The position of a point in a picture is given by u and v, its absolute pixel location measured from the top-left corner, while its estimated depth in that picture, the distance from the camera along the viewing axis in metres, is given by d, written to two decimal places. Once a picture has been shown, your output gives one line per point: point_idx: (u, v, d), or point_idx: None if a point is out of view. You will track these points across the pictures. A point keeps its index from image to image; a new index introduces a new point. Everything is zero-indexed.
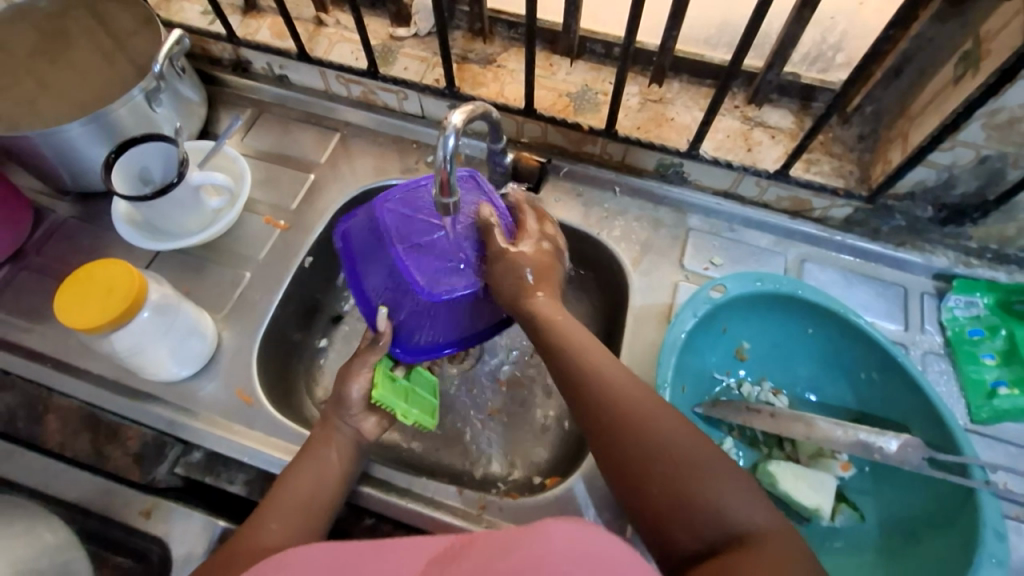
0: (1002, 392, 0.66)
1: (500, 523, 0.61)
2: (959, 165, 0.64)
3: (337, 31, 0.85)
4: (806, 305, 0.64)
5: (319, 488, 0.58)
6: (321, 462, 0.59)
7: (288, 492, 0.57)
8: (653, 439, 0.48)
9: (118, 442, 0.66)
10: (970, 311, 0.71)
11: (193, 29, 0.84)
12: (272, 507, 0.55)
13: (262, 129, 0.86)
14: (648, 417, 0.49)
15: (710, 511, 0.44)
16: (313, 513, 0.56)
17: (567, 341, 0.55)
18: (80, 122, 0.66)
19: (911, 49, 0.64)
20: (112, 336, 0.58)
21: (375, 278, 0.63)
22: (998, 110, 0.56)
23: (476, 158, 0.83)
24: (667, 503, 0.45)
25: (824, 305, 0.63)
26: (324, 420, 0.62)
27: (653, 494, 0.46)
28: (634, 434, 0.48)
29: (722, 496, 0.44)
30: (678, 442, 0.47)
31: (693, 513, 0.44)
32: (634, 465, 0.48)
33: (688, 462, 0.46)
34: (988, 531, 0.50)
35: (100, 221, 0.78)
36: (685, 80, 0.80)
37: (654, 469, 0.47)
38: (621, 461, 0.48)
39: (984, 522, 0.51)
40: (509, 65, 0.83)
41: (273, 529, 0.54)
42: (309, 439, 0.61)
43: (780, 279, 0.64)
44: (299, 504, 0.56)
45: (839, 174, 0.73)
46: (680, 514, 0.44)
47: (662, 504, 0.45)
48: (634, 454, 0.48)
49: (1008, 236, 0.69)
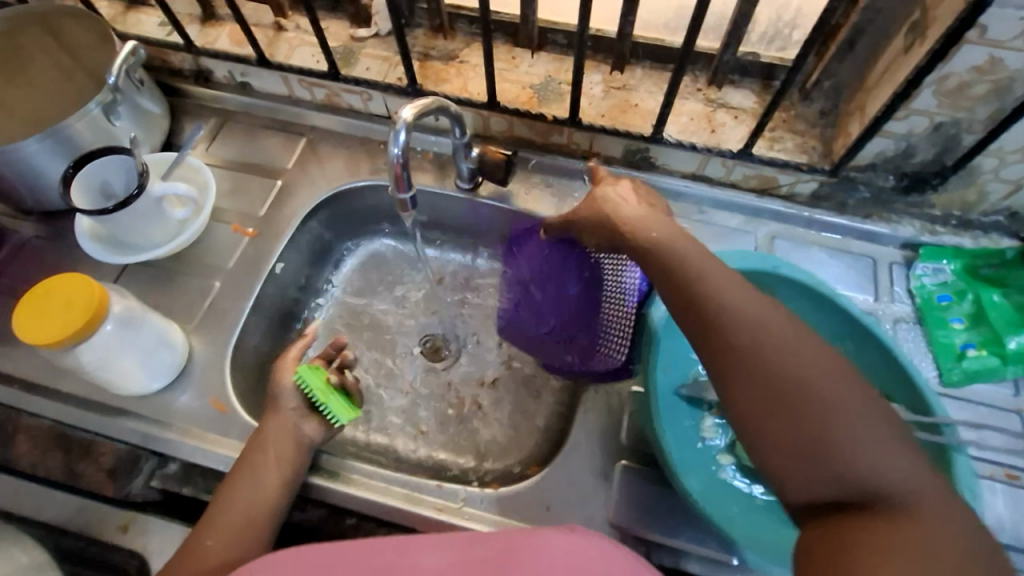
0: (971, 354, 0.67)
1: (480, 514, 0.61)
2: (915, 134, 0.64)
3: (297, 35, 0.84)
4: (784, 281, 0.65)
5: (262, 495, 0.57)
6: (260, 469, 0.58)
7: (235, 501, 0.56)
8: (783, 379, 0.41)
9: (90, 459, 0.66)
10: (938, 278, 0.72)
11: (151, 41, 0.84)
12: (215, 521, 0.54)
13: (227, 138, 0.85)
14: (785, 355, 0.41)
15: (842, 471, 0.38)
16: (259, 525, 0.55)
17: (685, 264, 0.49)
18: (34, 138, 0.65)
19: (862, 22, 0.65)
20: (76, 349, 0.58)
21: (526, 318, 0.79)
22: (946, 76, 0.57)
23: (445, 155, 0.83)
24: (795, 453, 0.39)
25: (800, 280, 0.64)
26: (275, 421, 0.61)
27: (776, 441, 0.40)
28: (768, 371, 0.41)
29: (864, 457, 0.38)
30: (816, 389, 0.40)
31: (824, 471, 0.38)
32: (759, 405, 0.41)
33: (827, 413, 0.39)
34: (963, 490, 0.51)
35: (65, 239, 0.77)
36: (647, 65, 0.80)
37: (785, 415, 0.40)
38: (750, 383, 0.42)
39: (958, 484, 0.51)
40: (472, 60, 0.83)
41: (209, 544, 0.53)
42: (257, 442, 0.60)
43: (757, 255, 0.65)
44: (244, 514, 0.55)
45: (802, 150, 0.74)
46: (809, 472, 0.39)
47: (783, 456, 0.40)
48: (755, 391, 0.41)
49: (970, 202, 0.70)
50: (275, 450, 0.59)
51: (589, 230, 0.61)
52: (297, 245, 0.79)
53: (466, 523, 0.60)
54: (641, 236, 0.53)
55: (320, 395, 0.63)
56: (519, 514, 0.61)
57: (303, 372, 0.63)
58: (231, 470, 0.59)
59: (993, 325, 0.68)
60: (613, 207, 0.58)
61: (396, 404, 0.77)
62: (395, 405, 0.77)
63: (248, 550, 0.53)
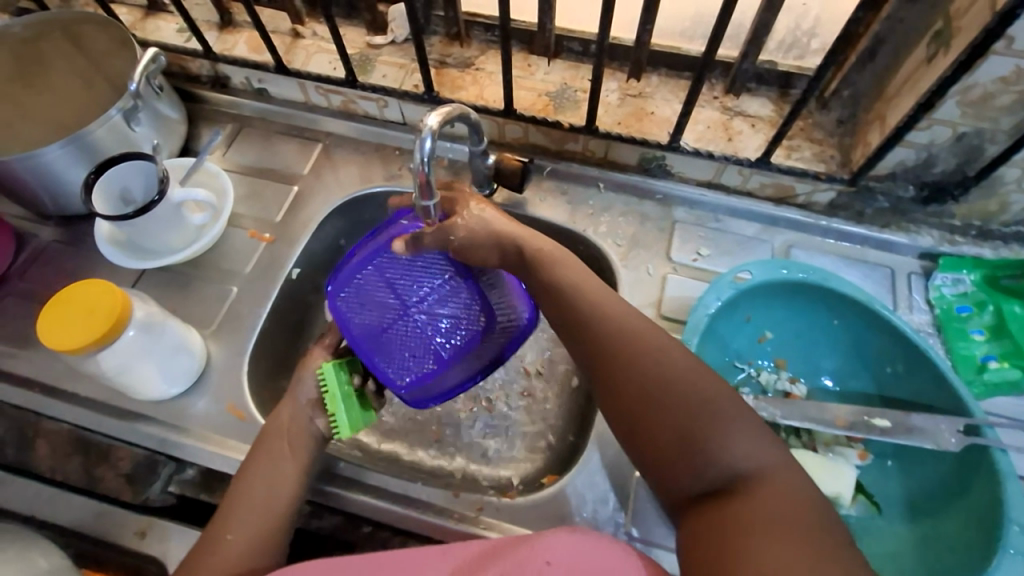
0: (992, 366, 0.67)
1: (496, 523, 0.61)
2: (937, 144, 0.64)
3: (314, 42, 0.85)
4: (835, 296, 0.64)
5: (277, 488, 0.57)
6: (275, 462, 0.58)
7: (251, 496, 0.56)
8: (648, 388, 0.47)
9: (109, 464, 0.68)
10: (957, 288, 0.71)
11: (170, 48, 0.84)
12: (233, 515, 0.55)
13: (244, 144, 0.85)
14: (644, 370, 0.48)
15: (706, 461, 0.43)
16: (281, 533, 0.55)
17: (571, 293, 0.55)
18: (57, 144, 0.66)
19: (883, 32, 0.64)
20: (98, 355, 0.58)
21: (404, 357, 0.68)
22: (971, 86, 0.57)
23: (459, 161, 0.83)
24: (667, 454, 0.45)
25: (851, 296, 0.63)
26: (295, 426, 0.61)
27: (653, 447, 0.46)
28: (632, 388, 0.48)
29: (723, 445, 0.44)
30: (676, 396, 0.46)
31: (691, 463, 0.44)
32: (633, 421, 0.47)
33: (688, 414, 0.45)
34: (1013, 526, 0.50)
35: (84, 244, 0.77)
36: (663, 73, 0.80)
37: (652, 423, 0.46)
38: (634, 395, 0.48)
39: (1009, 516, 0.50)
40: (488, 68, 0.83)
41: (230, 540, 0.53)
42: (268, 445, 0.59)
43: (807, 267, 0.64)
44: (260, 501, 0.56)
45: (820, 159, 0.73)
46: (682, 467, 0.44)
47: (663, 450, 0.45)
48: (625, 409, 0.48)
49: (990, 212, 0.70)
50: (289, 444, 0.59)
51: (485, 246, 0.61)
52: (312, 251, 0.80)
53: (484, 532, 0.60)
54: (530, 248, 0.59)
55: (331, 405, 0.62)
56: (536, 524, 0.60)
57: (330, 369, 0.63)
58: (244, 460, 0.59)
59: (1016, 337, 0.66)
60: (497, 221, 0.61)
61: (409, 411, 0.77)
62: (409, 411, 0.77)
63: (263, 551, 0.54)
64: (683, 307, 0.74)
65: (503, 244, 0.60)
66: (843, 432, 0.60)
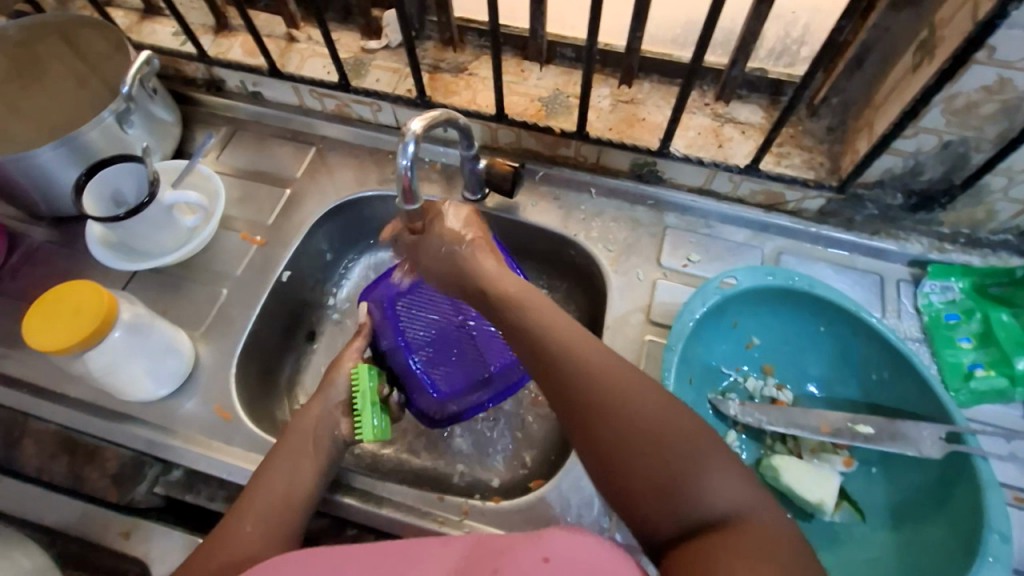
0: (979, 374, 0.67)
1: (479, 527, 0.61)
2: (923, 152, 0.64)
3: (309, 46, 0.85)
4: (821, 302, 0.64)
5: (298, 482, 0.58)
6: (298, 458, 0.59)
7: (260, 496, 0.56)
8: (617, 426, 0.44)
9: (95, 463, 0.69)
10: (946, 296, 0.71)
11: (166, 51, 0.85)
12: (247, 508, 0.55)
13: (238, 147, 0.86)
14: (624, 410, 0.44)
15: (687, 500, 0.41)
16: (291, 521, 0.55)
17: (536, 327, 0.51)
18: (50, 145, 0.66)
19: (870, 40, 0.65)
20: (84, 355, 0.58)
21: (435, 363, 0.74)
22: (955, 95, 0.57)
23: (452, 165, 0.84)
24: (643, 492, 0.42)
25: (836, 303, 0.63)
26: (292, 428, 0.62)
27: (627, 484, 0.42)
28: (612, 434, 0.44)
29: (701, 486, 0.41)
30: (662, 441, 0.42)
31: (668, 500, 0.41)
32: (604, 462, 0.44)
33: (671, 456, 0.42)
34: (992, 533, 0.50)
35: (76, 244, 0.78)
36: (655, 80, 0.80)
37: (631, 462, 0.42)
38: (602, 432, 0.44)
39: (988, 523, 0.50)
40: (480, 73, 0.83)
41: (249, 532, 0.53)
42: (283, 442, 0.60)
43: (793, 274, 0.65)
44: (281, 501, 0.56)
45: (810, 166, 0.74)
46: (660, 505, 0.41)
47: (636, 488, 0.42)
48: (603, 451, 0.44)
49: (978, 220, 0.70)
50: (312, 441, 0.61)
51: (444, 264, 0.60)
52: (303, 253, 0.80)
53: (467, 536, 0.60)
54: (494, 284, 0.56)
55: (360, 404, 0.64)
56: (519, 528, 0.60)
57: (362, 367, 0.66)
58: (264, 460, 0.60)
59: (1002, 345, 0.66)
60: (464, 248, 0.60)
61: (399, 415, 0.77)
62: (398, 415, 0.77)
63: (276, 546, 0.53)
64: (673, 313, 0.74)
65: (460, 282, 0.59)
66: (828, 438, 0.61)
